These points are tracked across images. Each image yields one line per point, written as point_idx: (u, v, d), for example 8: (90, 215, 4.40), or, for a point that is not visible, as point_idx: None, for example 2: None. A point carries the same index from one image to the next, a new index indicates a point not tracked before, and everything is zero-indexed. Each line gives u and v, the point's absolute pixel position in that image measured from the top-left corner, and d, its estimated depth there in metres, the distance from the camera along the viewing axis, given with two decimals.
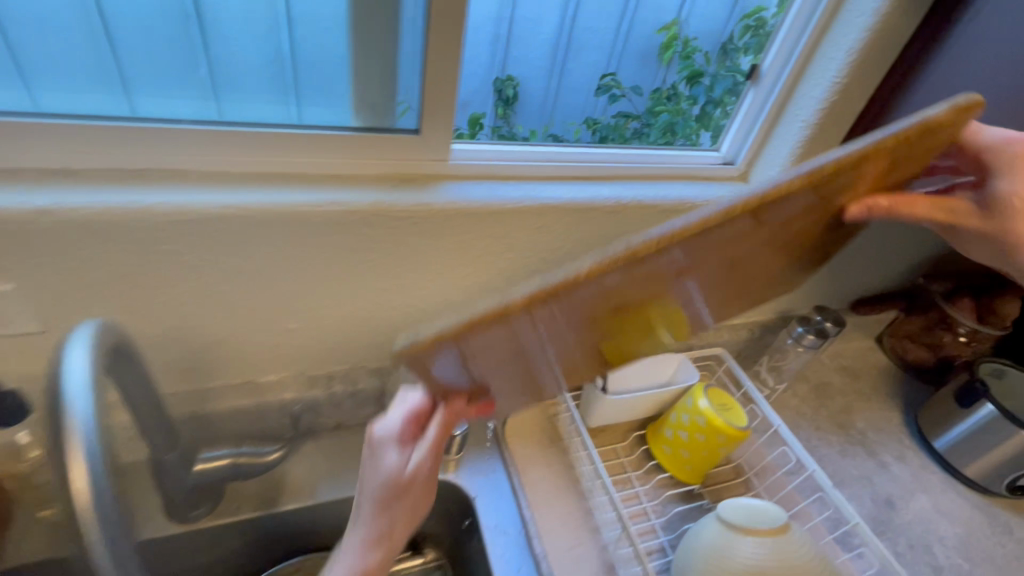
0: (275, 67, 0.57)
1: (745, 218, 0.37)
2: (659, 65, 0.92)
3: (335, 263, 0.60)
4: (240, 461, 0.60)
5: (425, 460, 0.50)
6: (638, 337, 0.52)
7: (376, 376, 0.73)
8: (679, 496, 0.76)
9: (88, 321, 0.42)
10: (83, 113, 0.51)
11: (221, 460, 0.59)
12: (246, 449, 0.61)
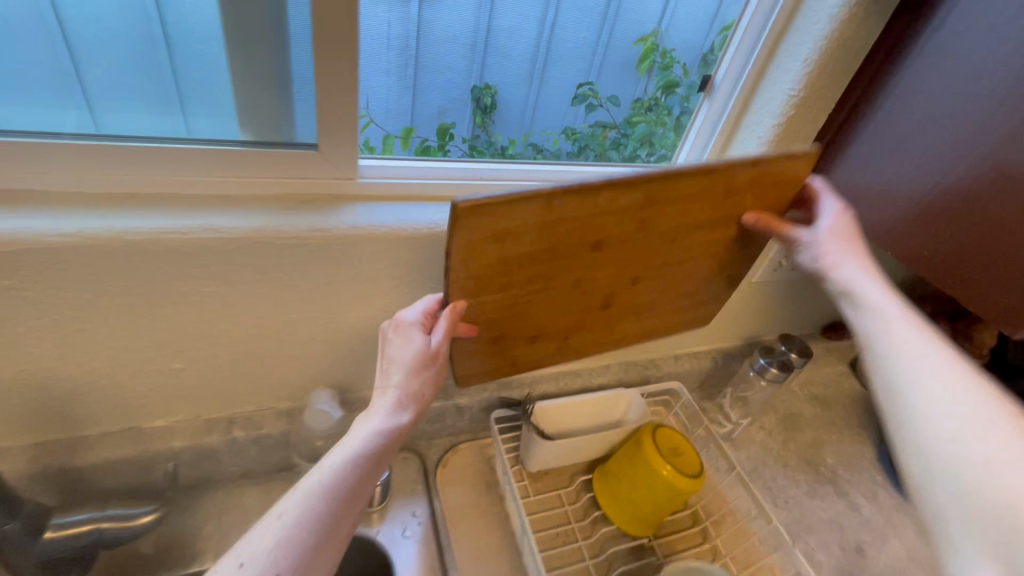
0: (184, 75, 0.49)
1: (631, 190, 0.50)
2: (638, 76, 0.80)
3: (219, 295, 0.52)
4: (103, 526, 0.52)
5: (432, 364, 0.51)
6: (571, 303, 0.61)
7: (284, 418, 0.65)
8: (627, 552, 0.69)
9: None
10: (39, 130, 0.46)
11: (79, 526, 0.51)
12: (111, 512, 0.53)
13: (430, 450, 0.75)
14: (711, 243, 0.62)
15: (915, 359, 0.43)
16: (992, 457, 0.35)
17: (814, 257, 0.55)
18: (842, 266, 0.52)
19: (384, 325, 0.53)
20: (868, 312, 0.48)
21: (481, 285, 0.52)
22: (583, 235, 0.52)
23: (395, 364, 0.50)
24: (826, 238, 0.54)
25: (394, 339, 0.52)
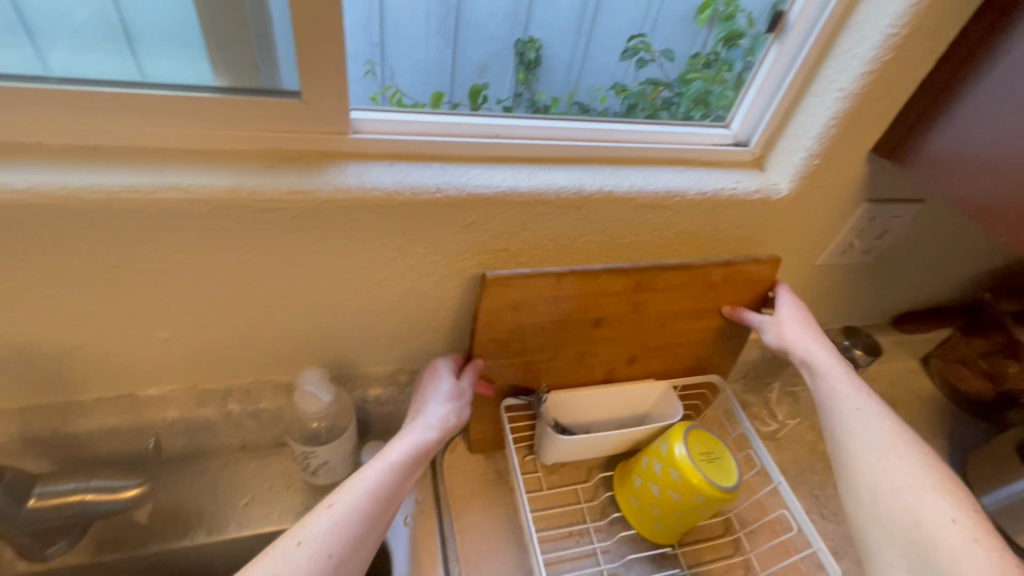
0: (216, 16, 0.44)
1: (627, 274, 0.58)
2: (695, 27, 0.68)
3: (201, 261, 0.47)
4: (88, 497, 0.50)
5: (463, 398, 0.58)
6: (577, 376, 0.65)
7: (283, 392, 0.61)
8: (647, 561, 0.62)
9: None
10: (86, 76, 0.42)
11: (66, 496, 0.50)
12: (97, 483, 0.51)
13: None
14: (700, 333, 0.67)
15: (864, 424, 0.54)
16: (920, 500, 0.48)
17: (777, 336, 0.63)
18: (805, 345, 0.61)
19: (422, 374, 0.61)
20: (824, 382, 0.58)
21: (498, 346, 0.59)
22: (587, 310, 0.60)
23: (434, 395, 0.57)
24: (788, 321, 0.63)
25: (432, 376, 0.60)
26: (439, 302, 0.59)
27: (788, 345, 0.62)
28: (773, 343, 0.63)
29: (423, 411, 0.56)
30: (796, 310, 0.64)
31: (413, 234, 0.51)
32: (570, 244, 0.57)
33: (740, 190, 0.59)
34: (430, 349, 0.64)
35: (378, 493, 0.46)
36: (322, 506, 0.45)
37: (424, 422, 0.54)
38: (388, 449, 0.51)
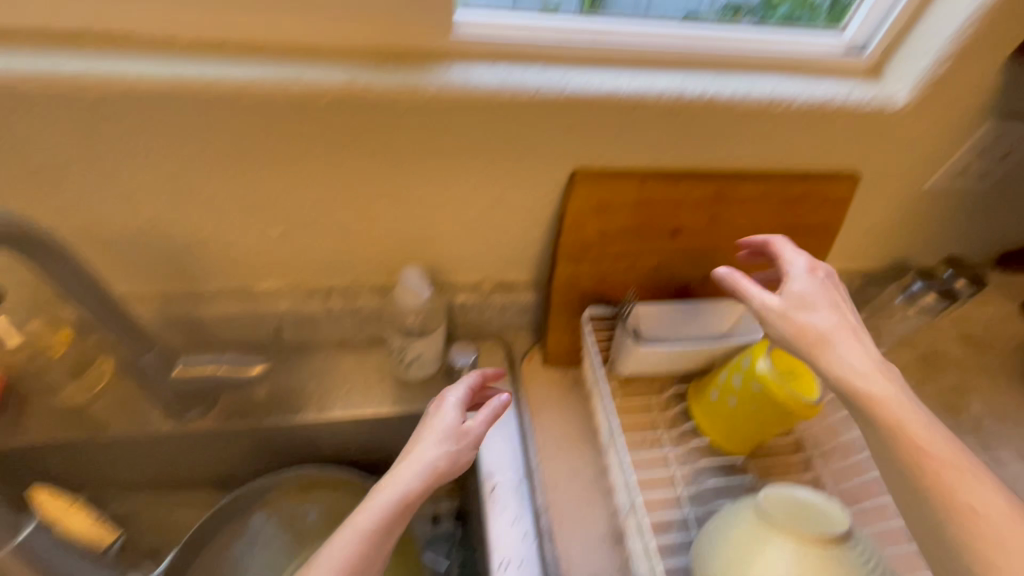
0: None
1: (708, 180, 0.58)
2: None
3: (316, 158, 0.50)
4: (222, 369, 0.57)
5: (469, 437, 0.52)
6: (650, 291, 0.66)
7: (379, 293, 0.65)
8: (716, 468, 0.64)
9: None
10: None
11: (204, 367, 0.57)
12: (229, 359, 0.57)
13: (516, 342, 0.73)
14: (774, 254, 0.66)
15: (877, 387, 0.43)
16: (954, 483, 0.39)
17: (798, 315, 0.47)
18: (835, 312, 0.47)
19: (427, 412, 0.55)
20: (876, 382, 0.43)
21: (577, 250, 0.60)
22: (667, 219, 0.60)
23: (433, 433, 0.51)
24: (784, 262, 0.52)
25: (437, 410, 0.54)
26: (527, 210, 0.59)
27: (787, 311, 0.48)
28: (760, 315, 0.49)
29: (419, 449, 0.50)
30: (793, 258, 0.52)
31: (512, 136, 0.51)
32: (665, 155, 0.56)
33: (853, 100, 0.55)
34: (514, 259, 0.66)
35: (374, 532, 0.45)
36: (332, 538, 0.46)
37: (424, 458, 0.49)
38: (377, 491, 0.48)
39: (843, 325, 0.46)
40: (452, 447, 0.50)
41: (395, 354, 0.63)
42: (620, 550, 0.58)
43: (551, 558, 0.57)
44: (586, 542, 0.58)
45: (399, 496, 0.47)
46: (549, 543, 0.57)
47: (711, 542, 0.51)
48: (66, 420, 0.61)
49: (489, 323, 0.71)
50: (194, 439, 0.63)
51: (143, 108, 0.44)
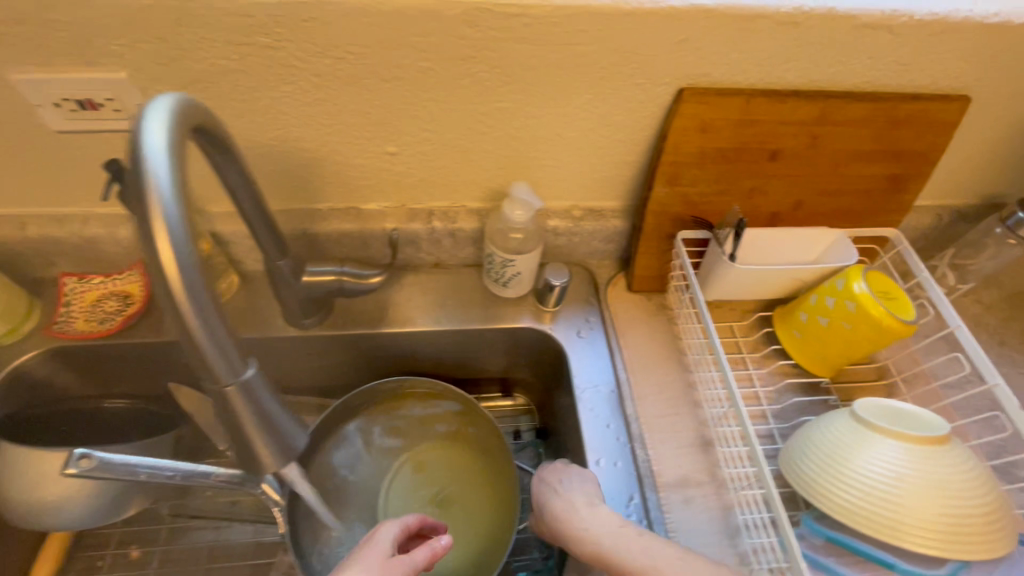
0: None
1: (813, 101, 0.58)
2: None
3: (438, 74, 0.52)
4: (344, 279, 0.62)
5: (394, 573, 0.45)
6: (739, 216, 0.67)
7: (476, 216, 0.69)
8: (800, 387, 0.67)
9: (170, 95, 0.34)
10: None
11: (326, 276, 0.61)
12: (349, 269, 0.62)
13: (600, 270, 0.76)
14: (869, 181, 0.66)
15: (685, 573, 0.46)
16: None
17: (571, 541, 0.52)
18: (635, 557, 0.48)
19: (359, 545, 0.50)
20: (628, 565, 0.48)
21: (675, 173, 0.62)
22: (767, 140, 0.60)
23: (362, 560, 0.47)
24: (580, 491, 0.55)
25: (374, 547, 0.48)
26: (630, 132, 0.60)
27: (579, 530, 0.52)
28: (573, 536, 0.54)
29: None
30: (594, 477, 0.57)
31: (627, 52, 0.52)
32: (773, 73, 0.56)
33: (978, 13, 0.53)
34: (607, 184, 0.67)
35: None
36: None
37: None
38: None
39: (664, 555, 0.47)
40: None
41: (494, 274, 0.67)
42: (710, 456, 0.61)
43: (644, 460, 0.61)
44: (676, 449, 0.62)
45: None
46: (641, 448, 0.61)
47: (806, 444, 0.54)
48: (199, 323, 0.67)
49: (576, 249, 0.74)
50: (311, 346, 0.70)
51: (288, 18, 0.46)
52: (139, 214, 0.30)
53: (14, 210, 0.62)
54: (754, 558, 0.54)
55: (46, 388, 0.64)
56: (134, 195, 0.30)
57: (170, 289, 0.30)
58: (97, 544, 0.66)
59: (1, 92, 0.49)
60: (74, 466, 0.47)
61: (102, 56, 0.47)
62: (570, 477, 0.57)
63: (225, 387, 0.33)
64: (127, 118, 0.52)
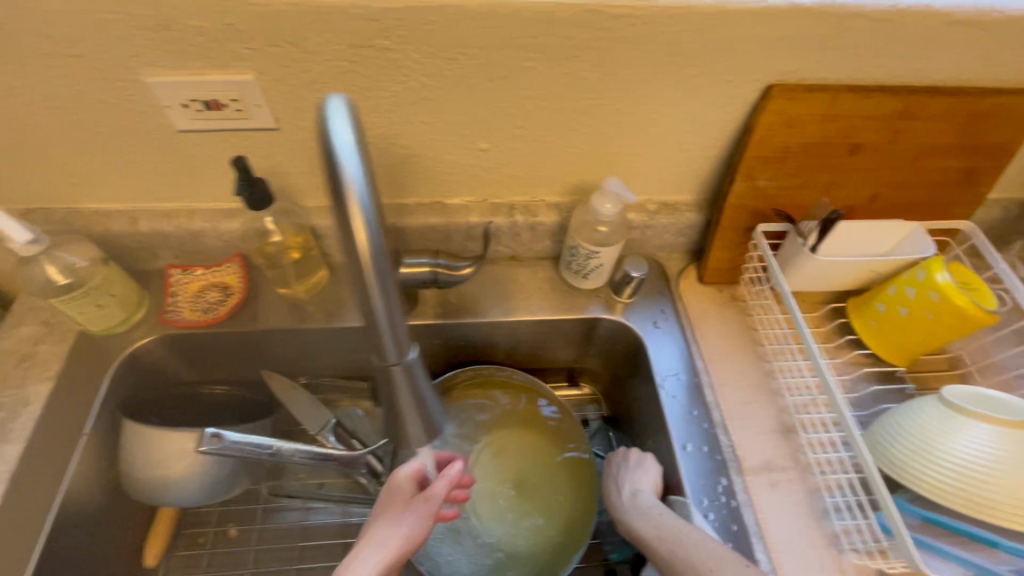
0: None
1: (898, 96, 0.58)
2: None
3: (540, 72, 0.54)
4: (438, 271, 0.64)
5: (421, 514, 0.52)
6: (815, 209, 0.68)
7: (556, 210, 0.71)
8: (875, 376, 0.68)
9: (339, 95, 0.35)
10: None
11: (422, 267, 0.63)
12: (442, 262, 0.64)
13: (670, 262, 0.78)
14: (948, 174, 0.66)
15: (695, 551, 0.52)
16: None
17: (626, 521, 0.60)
18: (661, 541, 0.55)
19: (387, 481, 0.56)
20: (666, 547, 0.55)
21: (757, 167, 0.63)
22: (850, 135, 0.61)
23: (392, 502, 0.53)
24: (634, 479, 0.63)
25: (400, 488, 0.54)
26: (715, 127, 0.62)
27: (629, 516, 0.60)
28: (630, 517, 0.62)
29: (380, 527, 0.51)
30: (651, 468, 0.63)
31: (724, 50, 0.54)
32: (863, 69, 0.57)
33: None
34: (685, 179, 0.69)
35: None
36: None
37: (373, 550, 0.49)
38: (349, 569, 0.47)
39: (684, 532, 0.55)
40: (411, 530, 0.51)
41: (576, 266, 0.69)
42: (792, 441, 0.63)
43: (729, 445, 0.63)
44: (759, 434, 0.64)
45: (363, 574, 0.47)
46: (725, 434, 0.63)
47: (894, 430, 0.56)
48: (293, 312, 0.70)
49: (649, 242, 0.75)
50: None
51: (410, 21, 0.49)
52: (336, 208, 0.32)
53: (127, 205, 0.65)
54: (842, 538, 0.56)
55: (155, 373, 0.69)
56: (330, 190, 0.32)
57: (370, 285, 0.35)
58: (199, 521, 0.70)
59: (136, 94, 0.52)
60: (206, 445, 0.52)
61: (233, 59, 0.50)
62: (631, 467, 0.65)
63: (393, 365, 0.43)
64: (246, 118, 0.56)
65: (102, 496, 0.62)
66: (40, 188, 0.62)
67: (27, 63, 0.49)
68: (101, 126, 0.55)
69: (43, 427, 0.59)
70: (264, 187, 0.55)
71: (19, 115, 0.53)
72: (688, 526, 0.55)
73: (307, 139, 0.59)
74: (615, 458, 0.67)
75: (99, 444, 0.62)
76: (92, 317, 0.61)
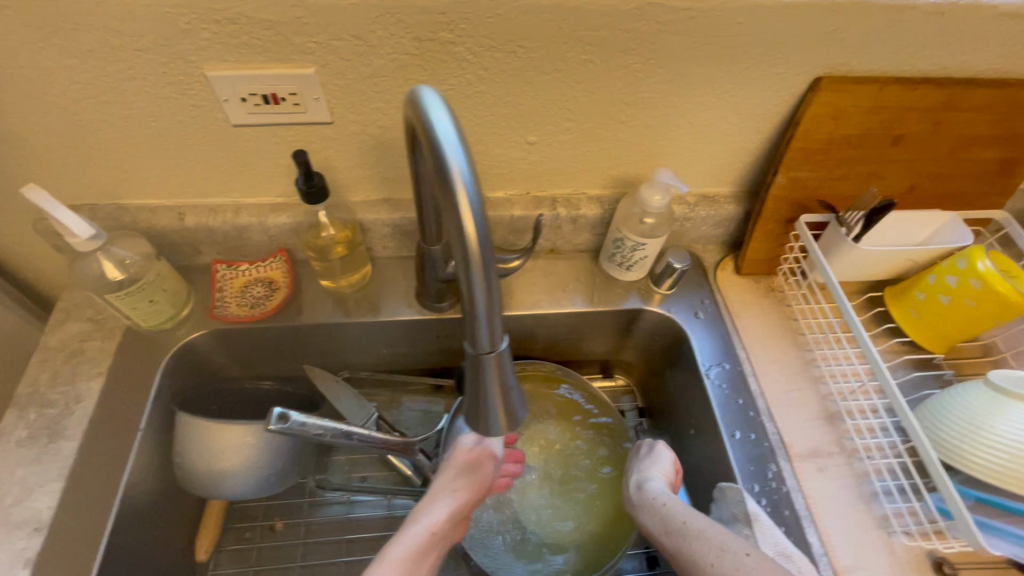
0: None
1: (941, 87, 0.59)
2: None
3: (596, 65, 0.55)
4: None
5: (485, 465, 0.61)
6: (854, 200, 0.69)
7: (598, 203, 0.71)
8: (914, 363, 0.69)
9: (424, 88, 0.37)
10: None
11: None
12: None
13: (706, 254, 0.79)
14: (983, 165, 0.67)
15: (691, 536, 0.53)
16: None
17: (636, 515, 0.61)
18: (664, 528, 0.56)
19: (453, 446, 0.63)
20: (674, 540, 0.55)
21: (801, 158, 0.64)
22: (893, 126, 0.62)
23: (457, 455, 0.61)
24: (645, 469, 0.63)
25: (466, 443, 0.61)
26: (760, 120, 0.63)
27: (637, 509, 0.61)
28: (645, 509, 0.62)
29: (447, 478, 0.59)
30: (663, 462, 0.63)
31: (777, 42, 0.55)
32: (909, 60, 0.58)
33: None
34: (726, 171, 0.70)
35: (434, 535, 0.54)
36: (418, 523, 0.55)
37: (448, 498, 0.57)
38: (429, 513, 0.56)
39: (685, 517, 0.55)
40: (479, 478, 0.60)
41: (621, 258, 0.70)
42: (837, 427, 0.64)
43: (775, 432, 0.64)
44: (804, 421, 0.65)
45: (441, 518, 0.56)
46: (771, 421, 0.65)
47: (940, 412, 0.57)
48: (338, 306, 0.71)
49: (687, 234, 0.76)
50: (439, 329, 0.73)
51: (475, 13, 0.49)
52: (442, 194, 0.33)
53: (172, 200, 0.65)
54: (893, 520, 0.58)
55: (202, 368, 0.69)
56: (437, 177, 0.33)
57: (472, 265, 0.33)
58: (245, 516, 0.70)
59: (195, 87, 0.52)
60: (273, 424, 0.52)
61: (296, 52, 0.51)
62: (644, 459, 0.65)
63: (485, 354, 0.37)
64: (302, 111, 0.56)
65: (155, 491, 0.62)
66: (88, 184, 0.61)
67: (91, 57, 0.49)
68: (156, 121, 0.55)
69: (98, 421, 0.60)
70: (322, 180, 0.55)
71: (76, 109, 0.53)
72: (691, 513, 0.56)
73: (359, 133, 0.59)
74: (634, 450, 0.69)
75: (154, 437, 0.62)
76: (144, 312, 0.61)
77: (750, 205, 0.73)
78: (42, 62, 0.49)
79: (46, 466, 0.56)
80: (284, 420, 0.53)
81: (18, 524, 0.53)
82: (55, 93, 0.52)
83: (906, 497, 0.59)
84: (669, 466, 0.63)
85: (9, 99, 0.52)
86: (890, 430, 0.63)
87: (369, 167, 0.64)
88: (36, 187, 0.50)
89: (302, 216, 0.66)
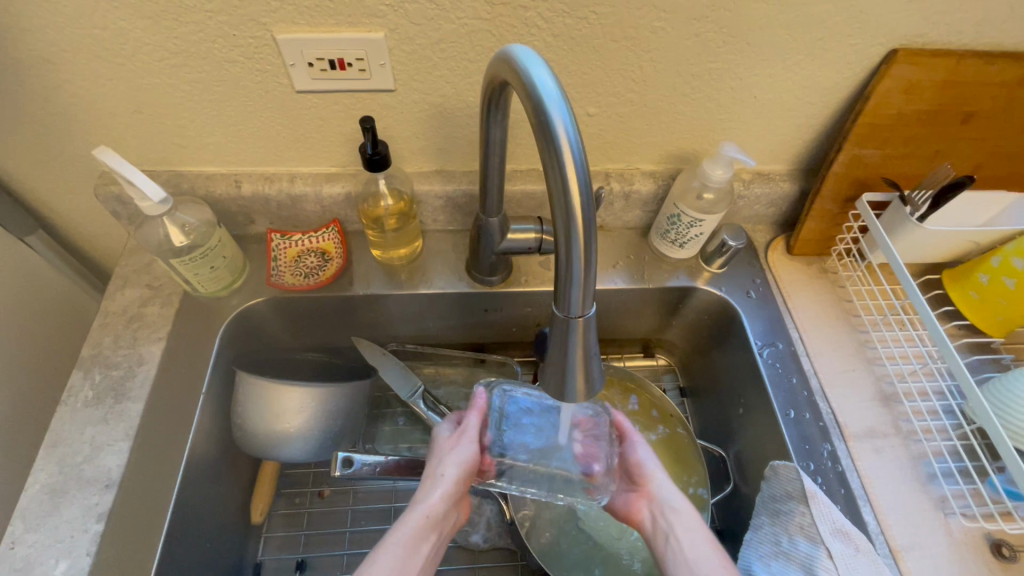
0: None
1: (1019, 63, 0.58)
2: None
3: (665, 32, 0.54)
4: (543, 238, 0.62)
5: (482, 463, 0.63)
6: (916, 179, 0.67)
7: (653, 179, 0.70)
8: (970, 347, 0.69)
9: (509, 49, 0.36)
10: None
11: (528, 234, 0.61)
12: (548, 229, 0.62)
13: (756, 234, 0.78)
14: None
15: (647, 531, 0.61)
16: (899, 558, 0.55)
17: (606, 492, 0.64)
18: (633, 504, 0.62)
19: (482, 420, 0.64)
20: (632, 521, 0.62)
21: (869, 135, 0.62)
22: (965, 102, 0.60)
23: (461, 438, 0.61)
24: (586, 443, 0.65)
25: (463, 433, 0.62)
26: (826, 94, 0.61)
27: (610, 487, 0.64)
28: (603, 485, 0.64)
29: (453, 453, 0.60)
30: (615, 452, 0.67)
31: (853, 10, 0.53)
32: (989, 30, 0.56)
33: None
34: (786, 147, 0.68)
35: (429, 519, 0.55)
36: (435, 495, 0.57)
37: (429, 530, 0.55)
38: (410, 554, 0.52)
39: (645, 493, 0.62)
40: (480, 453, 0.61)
41: (674, 235, 0.70)
42: (892, 409, 0.64)
43: (828, 412, 0.64)
44: (858, 401, 0.64)
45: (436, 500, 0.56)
46: (823, 400, 0.64)
47: (1004, 396, 0.56)
48: (388, 278, 0.71)
49: (739, 211, 0.75)
50: (488, 303, 0.73)
51: None
52: (546, 156, 0.33)
53: (229, 168, 0.65)
54: (951, 501, 0.58)
55: (256, 334, 0.71)
56: (540, 137, 0.33)
57: (573, 227, 0.34)
58: (295, 483, 0.70)
59: (264, 50, 0.52)
60: (340, 469, 0.62)
61: (368, 16, 0.51)
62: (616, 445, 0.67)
63: (573, 318, 0.37)
64: (367, 79, 0.55)
65: (215, 454, 0.63)
66: (148, 149, 0.62)
67: (164, 18, 0.49)
68: (221, 85, 0.55)
69: (161, 383, 0.61)
70: (385, 148, 0.54)
71: (146, 72, 0.53)
72: (660, 491, 0.61)
73: (420, 101, 0.58)
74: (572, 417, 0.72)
75: (215, 399, 0.64)
76: (204, 278, 0.62)
77: (808, 183, 0.72)
78: (115, 22, 0.49)
79: (113, 426, 0.57)
80: (349, 465, 0.63)
81: (88, 481, 0.54)
82: (126, 55, 0.52)
83: (964, 479, 0.59)
84: (636, 444, 0.65)
85: (79, 59, 0.52)
86: (948, 412, 0.63)
87: (425, 135, 0.62)
88: (108, 149, 0.51)
89: (356, 186, 0.65)
